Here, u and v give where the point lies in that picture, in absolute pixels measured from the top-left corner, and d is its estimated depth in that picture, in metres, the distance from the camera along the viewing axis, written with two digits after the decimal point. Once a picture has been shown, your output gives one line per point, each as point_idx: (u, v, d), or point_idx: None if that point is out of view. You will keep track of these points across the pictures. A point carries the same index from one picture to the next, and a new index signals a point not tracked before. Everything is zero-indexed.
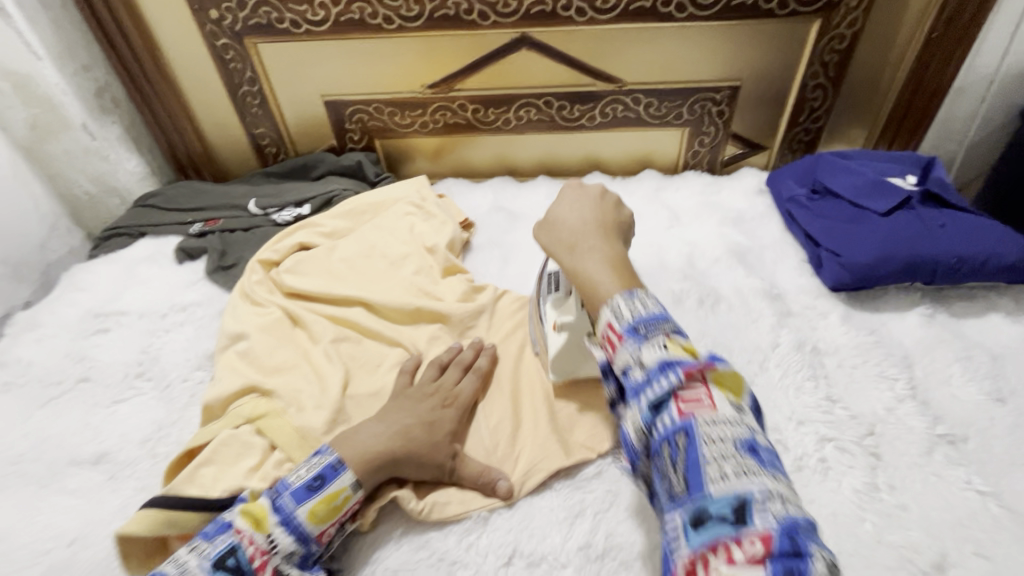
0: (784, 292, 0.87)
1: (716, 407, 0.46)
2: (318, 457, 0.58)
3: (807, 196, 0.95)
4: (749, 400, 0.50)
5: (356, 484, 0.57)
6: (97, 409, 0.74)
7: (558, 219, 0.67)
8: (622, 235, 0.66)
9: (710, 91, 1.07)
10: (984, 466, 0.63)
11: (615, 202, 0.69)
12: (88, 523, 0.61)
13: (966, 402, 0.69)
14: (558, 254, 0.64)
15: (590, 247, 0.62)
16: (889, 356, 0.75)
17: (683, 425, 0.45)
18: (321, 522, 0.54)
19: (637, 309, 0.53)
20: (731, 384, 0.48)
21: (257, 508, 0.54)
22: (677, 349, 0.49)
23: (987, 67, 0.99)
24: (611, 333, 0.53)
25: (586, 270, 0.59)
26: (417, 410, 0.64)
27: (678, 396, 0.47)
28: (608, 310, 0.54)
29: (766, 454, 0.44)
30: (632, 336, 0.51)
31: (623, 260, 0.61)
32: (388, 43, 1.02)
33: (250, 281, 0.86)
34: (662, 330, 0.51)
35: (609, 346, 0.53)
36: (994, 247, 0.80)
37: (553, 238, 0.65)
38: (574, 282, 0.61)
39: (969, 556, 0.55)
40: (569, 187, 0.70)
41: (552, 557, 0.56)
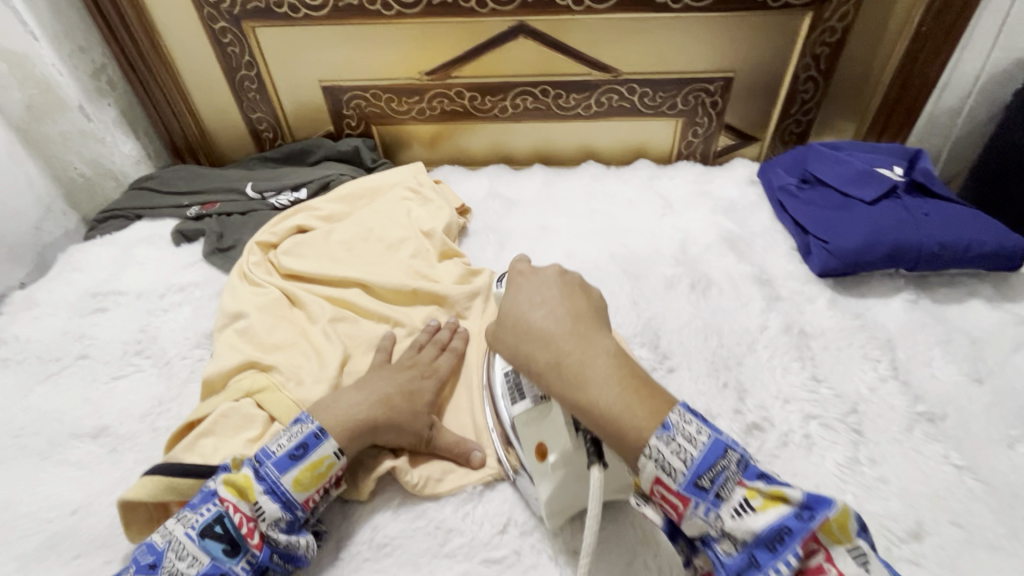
0: (773, 277, 0.89)
1: (837, 566, 0.41)
2: (299, 425, 0.59)
3: (797, 185, 0.97)
4: (854, 519, 0.44)
5: (340, 452, 0.58)
6: (97, 385, 0.75)
7: (525, 323, 0.55)
8: (603, 319, 0.56)
9: (704, 82, 1.09)
10: (961, 442, 0.65)
11: (536, 266, 0.61)
12: (90, 493, 0.62)
13: (944, 382, 0.72)
14: (542, 377, 0.52)
15: (545, 309, 0.54)
16: (873, 338, 0.77)
17: (756, 553, 0.43)
18: (306, 488, 0.56)
19: (688, 451, 0.45)
20: (838, 519, 0.43)
21: (241, 478, 0.55)
22: (760, 505, 0.44)
23: (973, 63, 1.01)
24: (663, 489, 0.46)
25: (596, 400, 0.48)
26: (396, 380, 0.65)
27: (701, 455, 0.45)
28: (650, 463, 0.45)
29: (856, 552, 0.42)
30: (699, 495, 0.45)
31: (619, 356, 0.51)
32: (386, 29, 1.02)
33: (248, 262, 0.87)
34: (651, 394, 0.48)
35: (668, 504, 0.47)
36: (976, 235, 0.82)
37: (525, 351, 0.54)
38: (589, 420, 0.49)
39: (944, 525, 0.58)
40: (519, 279, 0.59)
41: (545, 526, 0.58)
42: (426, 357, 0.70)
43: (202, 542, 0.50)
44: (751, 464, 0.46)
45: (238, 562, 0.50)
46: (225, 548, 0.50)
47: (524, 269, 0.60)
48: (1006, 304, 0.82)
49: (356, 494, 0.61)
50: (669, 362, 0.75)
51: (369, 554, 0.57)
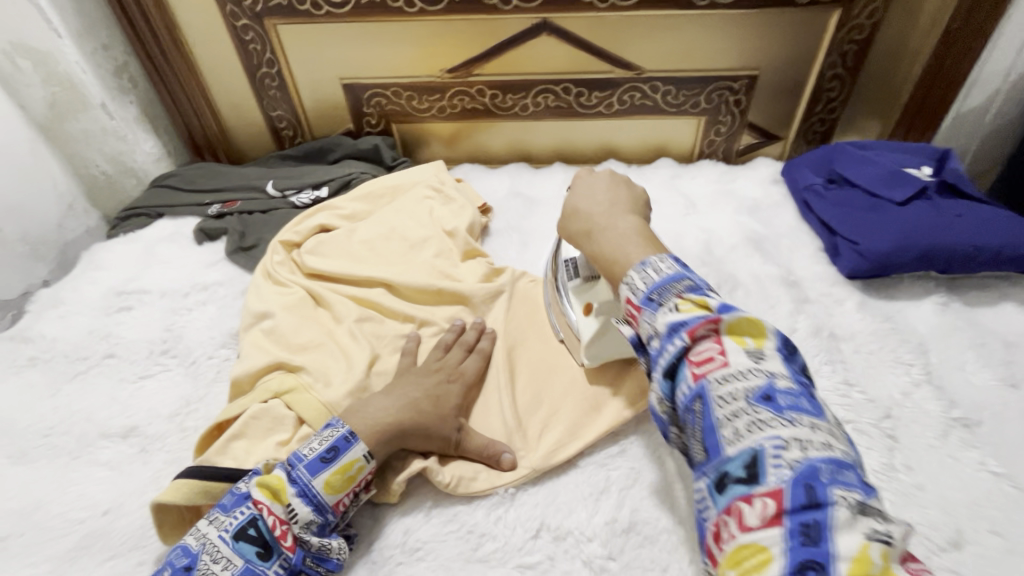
0: (801, 279, 0.88)
1: (730, 361, 0.43)
2: (329, 429, 0.59)
3: (824, 184, 0.96)
4: (778, 339, 0.46)
5: (369, 454, 0.58)
6: (124, 384, 0.75)
7: (574, 208, 0.66)
8: (641, 211, 0.66)
9: (728, 80, 1.07)
10: (998, 449, 0.64)
11: (626, 182, 0.69)
12: (121, 494, 0.62)
13: (979, 387, 0.71)
14: (578, 242, 0.63)
15: (608, 226, 0.61)
16: (905, 342, 0.76)
17: (699, 390, 0.43)
18: (336, 492, 0.56)
19: (650, 276, 0.51)
20: (749, 329, 0.45)
21: (273, 481, 0.55)
22: (687, 306, 0.47)
23: (1005, 61, 0.99)
24: (631, 309, 0.51)
25: (605, 248, 0.59)
26: (423, 384, 0.65)
27: (689, 357, 0.45)
28: (623, 286, 0.53)
29: (786, 398, 0.41)
30: (648, 306, 0.49)
31: (640, 227, 0.60)
32: (408, 26, 1.02)
33: (272, 262, 0.87)
34: (675, 292, 0.49)
35: (633, 320, 0.51)
36: (1010, 238, 0.81)
37: (571, 228, 0.65)
38: (597, 262, 0.60)
39: (984, 534, 0.57)
40: (581, 177, 0.70)
41: (578, 531, 0.58)
42: (456, 360, 0.70)
43: (236, 544, 0.51)
44: (699, 287, 0.49)
45: (272, 565, 0.51)
46: (259, 551, 0.51)
47: (580, 172, 0.71)
48: None
49: (388, 496, 0.60)
50: None
51: (402, 558, 0.57)
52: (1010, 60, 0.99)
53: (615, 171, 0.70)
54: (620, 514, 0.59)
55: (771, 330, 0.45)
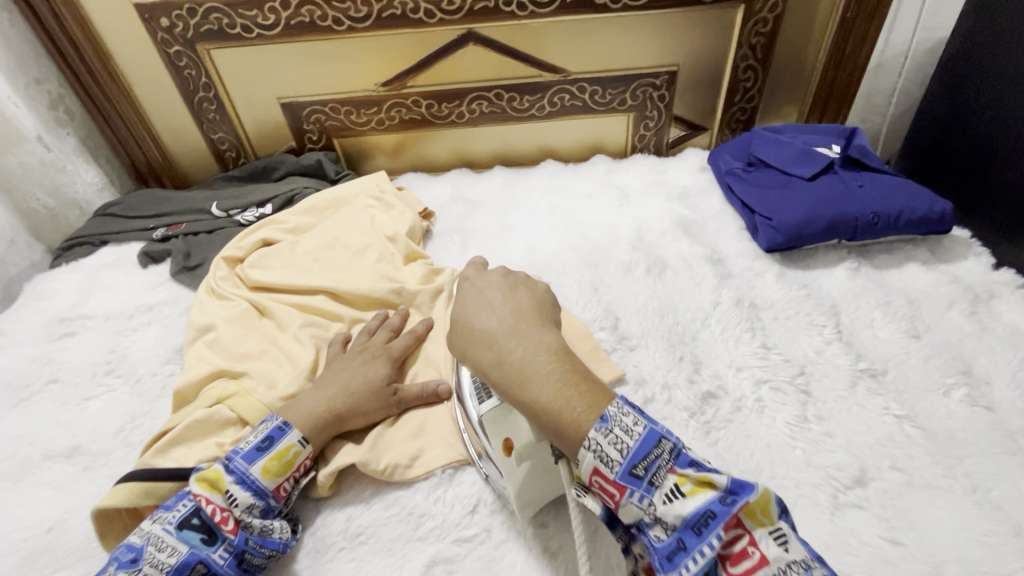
0: (725, 256, 0.93)
1: (765, 555, 0.41)
2: (264, 423, 0.62)
3: (743, 168, 1.02)
4: (777, 503, 0.44)
5: (304, 440, 0.62)
6: (68, 407, 0.75)
7: (470, 327, 0.56)
8: (549, 315, 0.57)
9: (650, 77, 1.13)
10: (900, 394, 0.69)
11: (524, 281, 0.60)
12: (65, 510, 0.63)
13: (885, 340, 0.76)
14: (488, 376, 0.52)
15: (518, 351, 0.51)
16: (819, 305, 0.81)
17: None
18: (275, 477, 0.58)
19: (625, 442, 0.45)
20: (760, 503, 0.43)
21: (211, 473, 0.57)
22: (691, 491, 0.44)
23: (899, 44, 1.07)
24: (602, 479, 0.46)
25: (524, 383, 0.49)
26: (354, 368, 0.69)
27: (723, 557, 0.42)
28: (588, 454, 0.45)
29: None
30: (635, 484, 0.45)
31: (559, 352, 0.51)
32: (339, 44, 1.05)
33: (215, 277, 0.89)
34: (667, 468, 0.45)
35: (606, 494, 0.46)
36: (907, 203, 0.87)
37: (471, 350, 0.54)
38: (524, 411, 0.49)
39: (887, 470, 0.61)
40: (471, 280, 0.61)
41: (513, 503, 0.61)
42: (399, 347, 0.73)
43: (181, 533, 0.52)
44: (684, 453, 0.46)
45: (216, 550, 0.52)
46: (203, 537, 0.53)
47: (470, 275, 0.63)
48: (941, 266, 0.87)
49: (321, 491, 0.62)
50: (628, 342, 0.78)
51: (345, 543, 0.59)
52: (903, 43, 1.07)
53: (507, 269, 0.62)
54: None
55: (775, 497, 0.43)
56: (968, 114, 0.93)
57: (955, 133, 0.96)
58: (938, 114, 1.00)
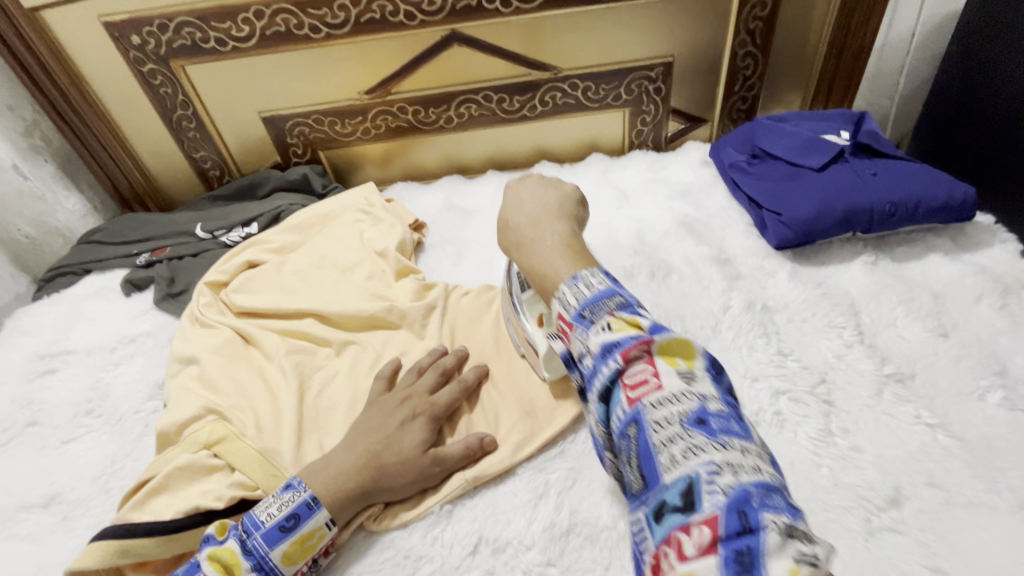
0: (733, 255, 0.88)
1: (664, 384, 0.40)
2: (291, 493, 0.55)
3: (746, 160, 0.97)
4: (708, 359, 0.43)
5: (331, 521, 0.55)
6: (47, 451, 0.72)
7: (505, 223, 0.64)
8: (572, 212, 0.64)
9: (644, 69, 1.08)
10: (931, 400, 0.64)
11: (570, 191, 0.67)
12: (42, 567, 0.59)
13: (911, 340, 0.71)
14: (511, 255, 0.61)
15: (538, 238, 0.59)
16: (836, 305, 0.76)
17: (633, 416, 0.40)
18: (292, 562, 0.53)
19: (582, 292, 0.48)
20: (680, 350, 0.42)
21: (226, 553, 0.51)
22: (620, 326, 0.44)
23: (907, 22, 1.01)
24: (564, 325, 0.48)
25: (536, 265, 0.56)
26: (385, 424, 0.61)
27: (624, 381, 0.41)
28: (556, 301, 0.50)
29: (717, 422, 0.38)
30: (580, 323, 0.46)
31: (568, 237, 0.59)
32: (318, 53, 1.01)
33: (199, 305, 0.85)
34: (607, 309, 0.46)
35: (564, 335, 0.48)
36: (925, 190, 0.82)
37: (502, 238, 0.64)
38: (530, 276, 0.57)
39: (923, 487, 0.56)
40: (512, 188, 0.68)
41: (517, 541, 0.56)
42: (443, 401, 0.64)
43: None
44: (632, 306, 0.46)
45: None
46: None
47: (512, 183, 0.69)
48: (965, 255, 0.82)
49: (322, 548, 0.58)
50: None
51: None
52: (912, 20, 1.01)
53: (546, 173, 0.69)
54: (559, 517, 0.57)
55: (746, 421, 0.40)
56: (988, 91, 0.87)
57: (975, 113, 0.90)
58: (953, 93, 0.94)
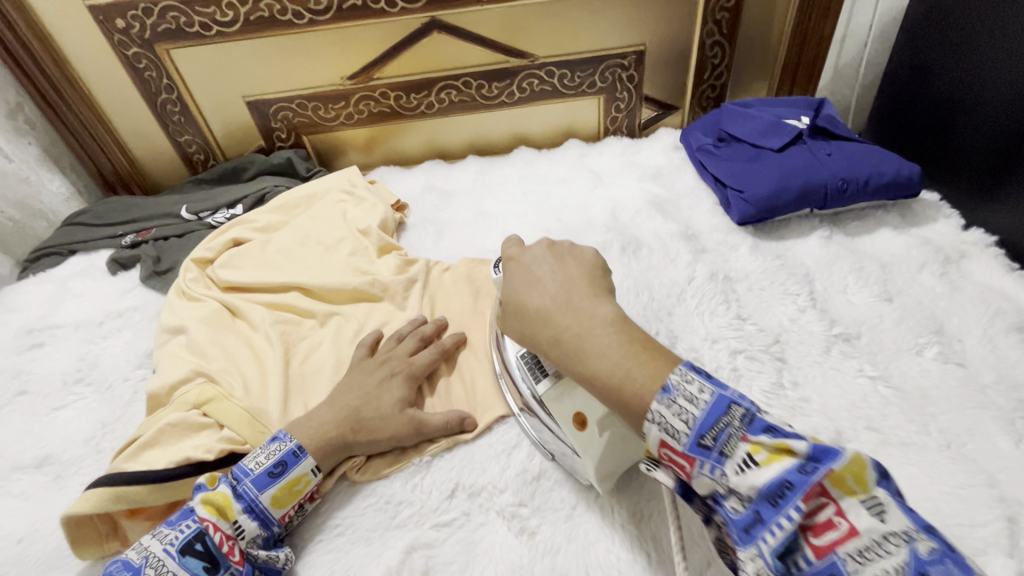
0: (699, 232, 0.93)
1: (856, 526, 0.35)
2: (277, 444, 0.59)
3: (713, 143, 1.02)
4: (874, 467, 0.38)
5: (316, 469, 0.59)
6: (38, 417, 0.74)
7: (523, 307, 0.54)
8: (602, 282, 0.55)
9: (617, 57, 1.13)
10: (874, 356, 0.70)
11: (586, 253, 0.58)
12: (36, 521, 0.62)
13: (858, 305, 0.77)
14: (548, 354, 0.51)
15: (587, 331, 0.48)
16: (792, 275, 0.82)
17: (830, 569, 0.35)
18: (282, 505, 0.57)
19: (691, 412, 0.41)
20: (850, 469, 0.37)
21: (219, 497, 0.54)
22: (768, 459, 0.38)
23: (863, 14, 1.07)
24: (671, 452, 0.42)
25: (608, 373, 0.45)
26: (366, 385, 0.65)
27: (808, 533, 0.36)
28: (652, 426, 0.42)
29: (943, 574, 0.32)
30: (705, 456, 0.40)
31: (620, 325, 0.48)
32: (301, 38, 1.04)
33: (185, 279, 0.87)
34: (737, 433, 0.40)
35: (678, 466, 0.43)
36: (875, 169, 0.88)
37: (535, 336, 0.53)
38: (593, 387, 0.47)
39: (862, 431, 0.62)
40: (514, 260, 0.59)
41: (492, 486, 0.60)
42: (421, 363, 0.68)
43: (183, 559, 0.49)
44: (758, 417, 0.40)
45: None
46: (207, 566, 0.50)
47: (514, 253, 0.60)
48: (911, 229, 0.88)
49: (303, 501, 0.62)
50: None
51: (322, 536, 0.59)
52: (868, 12, 1.07)
53: (552, 239, 0.59)
54: (530, 464, 0.61)
55: (871, 463, 0.37)
56: (934, 78, 0.93)
57: (922, 99, 0.96)
58: (904, 81, 1.00)
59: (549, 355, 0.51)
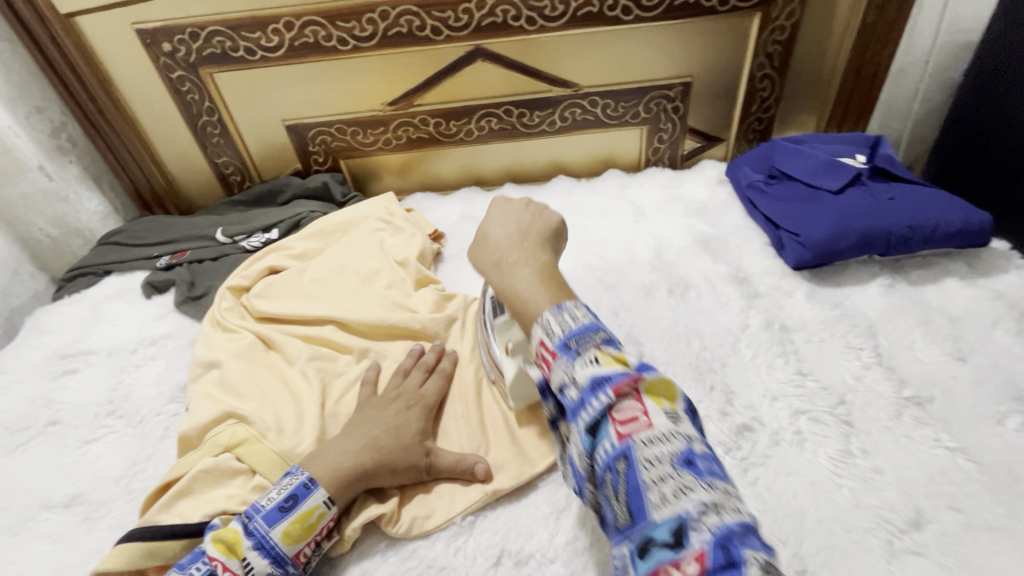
0: (750, 274, 0.89)
1: (653, 422, 0.44)
2: (289, 477, 0.57)
3: (764, 181, 0.98)
4: (686, 402, 0.48)
5: (330, 501, 0.56)
6: (68, 451, 0.72)
7: (485, 238, 0.63)
8: (557, 244, 0.63)
9: (663, 88, 1.10)
10: (950, 424, 0.65)
11: (550, 217, 0.64)
12: (63, 568, 0.59)
13: (929, 363, 0.72)
14: (488, 276, 0.60)
15: (517, 261, 0.59)
16: (854, 327, 0.77)
17: (622, 450, 0.43)
18: (295, 541, 0.54)
19: (568, 322, 0.51)
20: (664, 390, 0.47)
21: (229, 534, 0.53)
22: (607, 361, 0.48)
23: (922, 49, 1.03)
24: (544, 350, 0.51)
25: (518, 292, 0.56)
26: (384, 417, 0.64)
27: (614, 416, 0.45)
28: (539, 327, 0.52)
29: (704, 462, 0.42)
30: (565, 352, 0.49)
31: (546, 267, 0.58)
32: (344, 64, 1.03)
33: (220, 308, 0.86)
34: (594, 343, 0.49)
35: (544, 363, 0.51)
36: (942, 215, 0.83)
37: (481, 259, 0.62)
38: (507, 302, 0.57)
39: (944, 511, 0.57)
40: (495, 205, 0.67)
41: (540, 554, 0.56)
42: (432, 393, 0.69)
43: None
44: (615, 340, 0.50)
45: None
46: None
47: (499, 199, 0.68)
48: (980, 280, 0.83)
49: (341, 548, 0.58)
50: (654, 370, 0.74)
51: None
52: (927, 47, 1.03)
53: (532, 199, 0.66)
54: (582, 531, 0.57)
55: (681, 391, 0.47)
56: (1005, 119, 0.88)
57: (991, 140, 0.92)
58: (969, 121, 0.96)
59: (481, 274, 0.62)
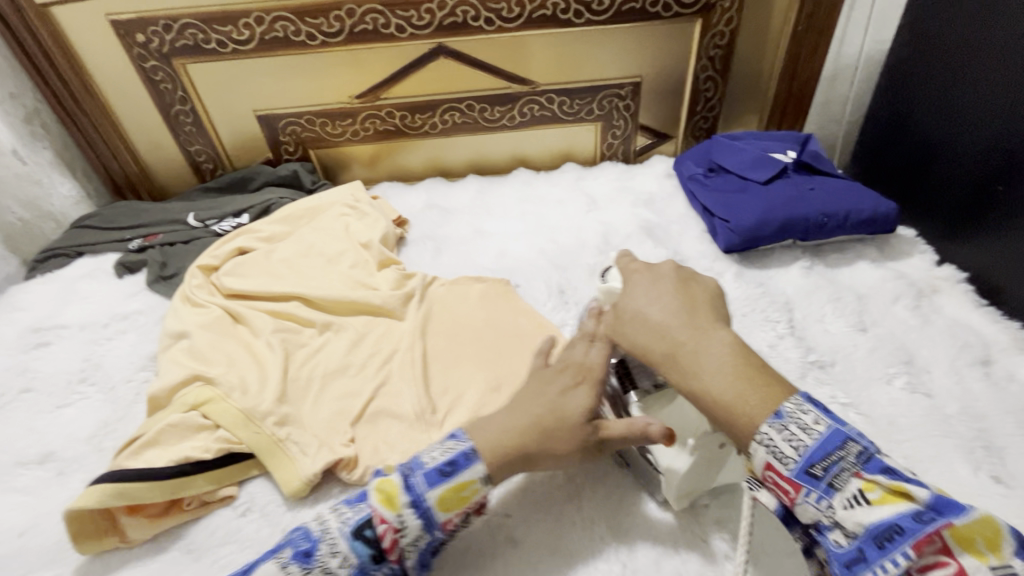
0: (688, 258, 0.97)
1: None
2: (454, 441, 0.57)
3: (704, 174, 1.06)
4: (1011, 535, 0.39)
5: (486, 477, 0.55)
6: (41, 414, 0.76)
7: (641, 317, 0.55)
8: (722, 313, 0.55)
9: (615, 87, 1.18)
10: (847, 384, 0.74)
11: (694, 280, 0.58)
12: (37, 515, 0.64)
13: (835, 334, 0.81)
14: (659, 366, 0.53)
15: (698, 347, 0.51)
16: (773, 303, 0.86)
17: None
18: (447, 510, 0.54)
19: (802, 441, 0.44)
20: (980, 532, 0.39)
21: (391, 485, 0.54)
22: (880, 498, 0.41)
23: (850, 55, 1.12)
24: (776, 476, 0.45)
25: (704, 379, 0.49)
26: None
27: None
28: (761, 449, 0.45)
29: None
30: (813, 484, 0.44)
31: (737, 348, 0.50)
32: (313, 58, 1.08)
33: (191, 286, 0.90)
34: (849, 470, 0.43)
35: (780, 491, 0.46)
36: (855, 205, 0.92)
37: (640, 343, 0.54)
38: (690, 394, 0.50)
39: None
40: (634, 276, 0.60)
41: None
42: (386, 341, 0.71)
43: (353, 543, 0.52)
44: (876, 457, 0.43)
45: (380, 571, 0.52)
46: (371, 556, 0.52)
47: (638, 267, 0.62)
48: (888, 263, 0.92)
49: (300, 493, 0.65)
50: None
51: None
52: (855, 54, 1.12)
53: (677, 266, 0.59)
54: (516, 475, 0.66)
55: (1005, 528, 0.39)
56: (915, 119, 0.98)
57: (901, 140, 1.01)
58: (883, 122, 1.05)
59: (642, 358, 0.54)
